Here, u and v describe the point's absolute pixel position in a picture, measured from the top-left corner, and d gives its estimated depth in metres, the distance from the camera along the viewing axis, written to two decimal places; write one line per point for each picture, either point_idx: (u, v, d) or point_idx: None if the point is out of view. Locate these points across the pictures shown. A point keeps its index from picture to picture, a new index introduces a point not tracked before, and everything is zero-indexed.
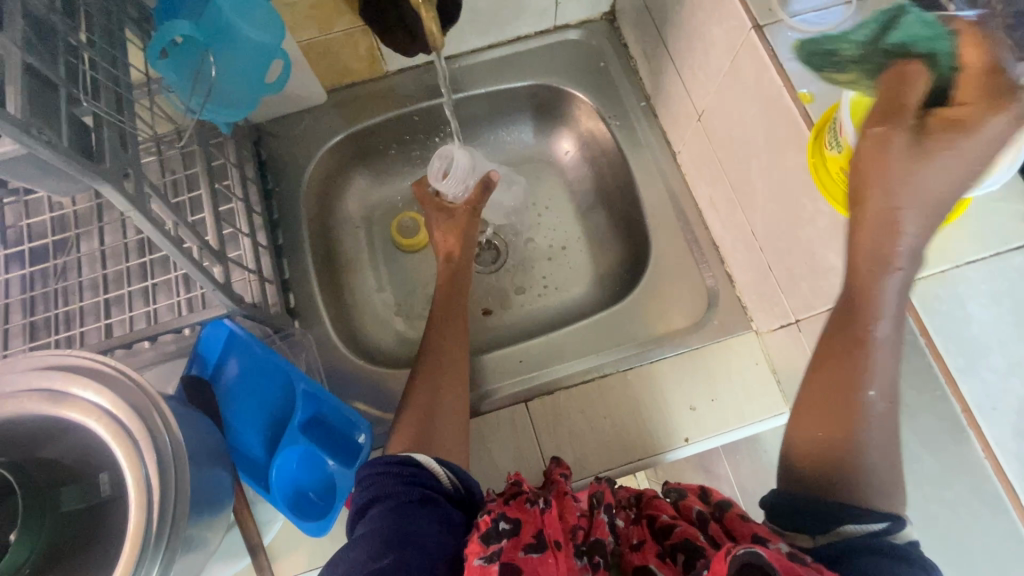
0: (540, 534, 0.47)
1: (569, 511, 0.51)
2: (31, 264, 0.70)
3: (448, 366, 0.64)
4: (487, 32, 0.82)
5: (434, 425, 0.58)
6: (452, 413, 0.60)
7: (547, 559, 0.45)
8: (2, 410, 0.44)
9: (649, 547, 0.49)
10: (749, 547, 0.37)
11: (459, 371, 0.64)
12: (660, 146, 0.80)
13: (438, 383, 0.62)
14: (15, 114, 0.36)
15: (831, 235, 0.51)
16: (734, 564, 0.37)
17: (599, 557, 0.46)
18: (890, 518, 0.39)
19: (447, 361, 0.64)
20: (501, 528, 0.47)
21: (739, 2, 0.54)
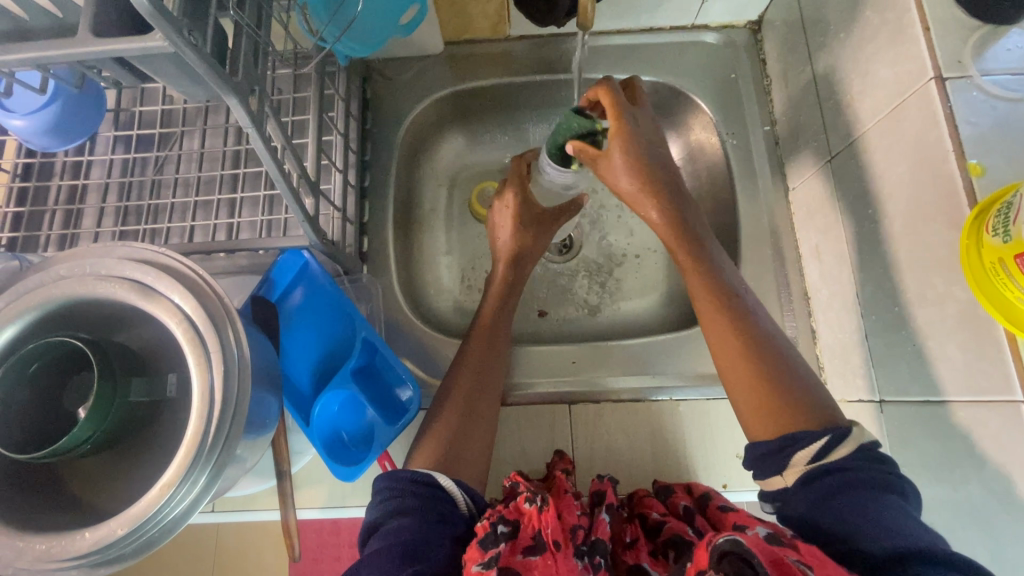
0: (537, 536, 0.47)
1: (568, 511, 0.52)
2: (135, 151, 0.73)
3: (482, 385, 0.62)
4: (622, 16, 0.78)
5: (459, 450, 0.57)
6: (479, 436, 0.59)
7: (546, 562, 0.46)
8: (93, 289, 0.45)
9: (642, 546, 0.54)
10: (730, 536, 0.38)
11: (493, 390, 0.62)
12: (772, 177, 0.75)
13: (468, 402, 0.60)
14: (172, 10, 0.36)
15: (959, 325, 0.46)
16: (716, 555, 0.37)
17: (599, 558, 0.48)
18: (825, 431, 0.47)
19: (482, 379, 0.62)
20: (499, 532, 0.47)
21: (924, 46, 0.49)
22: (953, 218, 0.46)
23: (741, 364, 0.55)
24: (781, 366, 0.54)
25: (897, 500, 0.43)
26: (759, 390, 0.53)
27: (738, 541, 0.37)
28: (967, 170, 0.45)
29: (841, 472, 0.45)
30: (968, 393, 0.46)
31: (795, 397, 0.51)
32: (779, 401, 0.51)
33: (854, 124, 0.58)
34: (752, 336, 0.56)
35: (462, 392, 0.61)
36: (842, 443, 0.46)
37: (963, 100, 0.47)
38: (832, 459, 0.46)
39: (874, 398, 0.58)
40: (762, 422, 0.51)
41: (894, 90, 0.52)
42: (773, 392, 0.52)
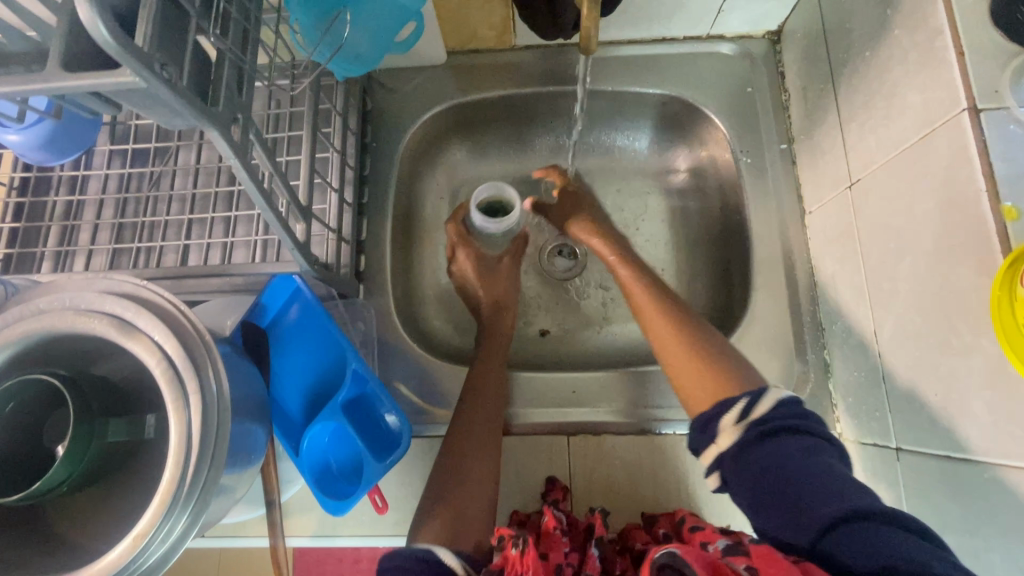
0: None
1: (556, 551, 0.49)
2: (131, 165, 0.72)
3: (475, 444, 0.58)
4: (633, 26, 0.74)
5: (467, 515, 0.53)
6: (480, 500, 0.55)
7: None
8: (71, 326, 0.43)
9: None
10: (665, 550, 0.38)
11: (490, 447, 0.59)
12: (788, 198, 0.71)
13: (464, 465, 0.57)
14: (142, 46, 0.34)
15: (987, 379, 0.42)
16: (654, 568, 0.38)
17: None
18: (745, 394, 0.49)
19: (474, 436, 0.59)
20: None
21: (958, 74, 0.45)
22: (984, 264, 0.42)
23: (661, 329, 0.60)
24: (700, 332, 0.58)
25: (830, 460, 0.43)
26: (683, 353, 0.56)
27: (674, 553, 0.37)
28: (1002, 214, 0.41)
29: (781, 436, 0.45)
30: (997, 455, 0.42)
31: (712, 358, 0.55)
32: (706, 361, 0.55)
33: (879, 149, 0.55)
34: (667, 304, 0.62)
35: (455, 455, 0.57)
36: (763, 400, 0.48)
37: (999, 135, 0.43)
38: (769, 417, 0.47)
39: (891, 444, 0.54)
40: (695, 384, 0.54)
41: (922, 118, 0.48)
42: (696, 353, 0.56)
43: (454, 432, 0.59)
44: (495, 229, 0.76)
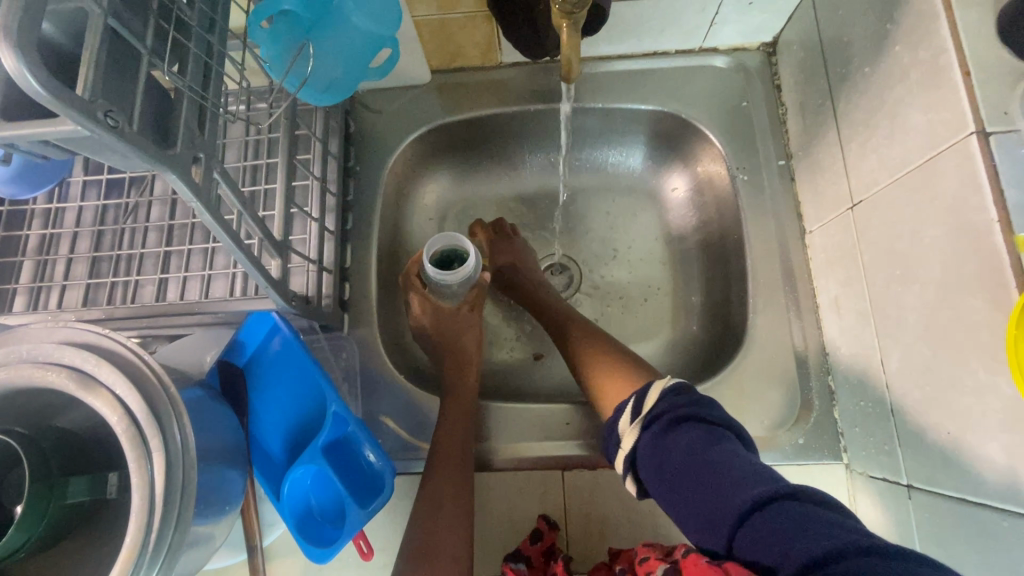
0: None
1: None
2: (107, 196, 0.69)
3: (442, 517, 0.54)
4: (623, 41, 0.71)
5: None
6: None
7: None
8: (27, 380, 0.41)
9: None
10: None
11: (457, 517, 0.55)
12: (788, 218, 0.68)
13: (432, 541, 0.53)
14: (83, 93, 0.31)
15: (1003, 422, 0.40)
16: None
17: None
18: (632, 395, 0.54)
19: (441, 505, 0.55)
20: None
21: (965, 94, 0.42)
22: (998, 299, 0.39)
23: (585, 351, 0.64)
24: (616, 352, 0.62)
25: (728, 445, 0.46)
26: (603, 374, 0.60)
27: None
28: (1015, 245, 0.38)
29: (682, 427, 0.48)
30: (1016, 503, 0.39)
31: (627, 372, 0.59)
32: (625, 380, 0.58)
33: (881, 170, 0.52)
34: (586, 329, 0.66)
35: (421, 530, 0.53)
36: (650, 394, 0.53)
37: (1011, 159, 0.40)
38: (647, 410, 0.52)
39: (902, 481, 0.51)
40: (615, 397, 0.57)
41: (927, 140, 0.46)
42: (612, 369, 0.60)
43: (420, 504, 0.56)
44: (451, 280, 0.65)
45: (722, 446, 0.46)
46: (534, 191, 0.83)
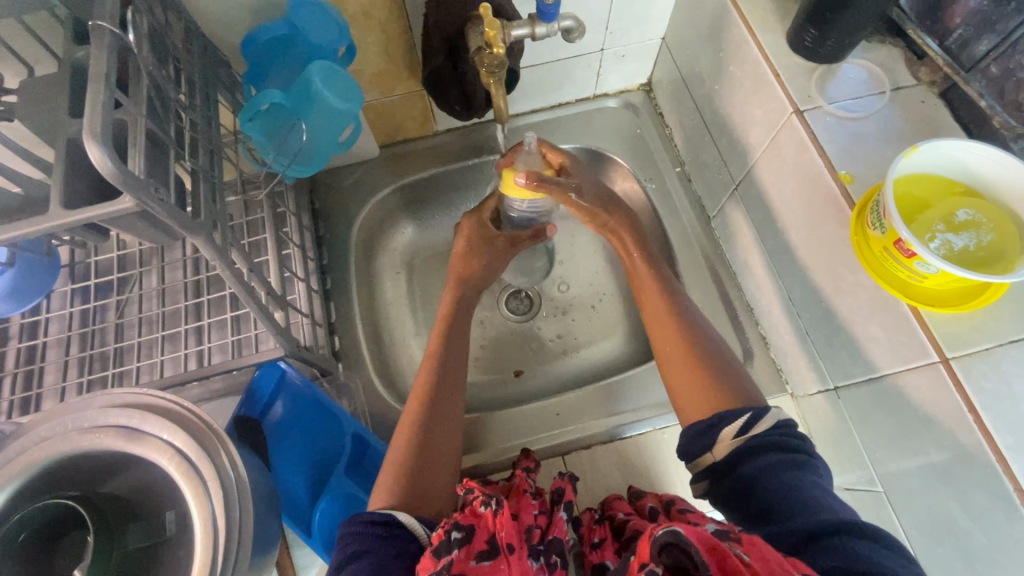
0: (492, 540, 0.47)
1: (526, 512, 0.54)
2: (95, 299, 0.74)
3: (442, 418, 0.60)
4: (533, 98, 0.88)
5: (424, 463, 0.56)
6: (441, 471, 0.56)
7: (500, 566, 0.46)
8: (81, 444, 0.46)
9: (608, 545, 0.56)
10: (668, 527, 0.40)
11: (453, 413, 0.61)
12: (693, 211, 0.84)
13: (432, 439, 0.58)
14: (139, 173, 0.40)
15: (873, 307, 0.52)
16: (656, 546, 0.40)
17: (555, 557, 0.51)
18: (746, 410, 0.50)
19: (443, 410, 0.60)
20: (453, 538, 0.46)
21: (781, 89, 0.59)
22: (841, 219, 0.54)
23: (675, 347, 0.59)
24: (715, 357, 0.58)
25: (812, 477, 0.47)
26: (698, 379, 0.56)
27: (677, 531, 0.39)
28: (840, 180, 0.54)
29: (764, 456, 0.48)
30: (898, 364, 0.51)
31: (726, 380, 0.55)
32: (716, 388, 0.55)
33: (747, 154, 0.68)
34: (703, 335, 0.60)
35: (419, 426, 0.58)
36: (764, 418, 0.50)
37: (821, 125, 0.56)
38: (756, 433, 0.49)
39: (830, 385, 0.62)
40: (697, 403, 0.55)
41: (767, 125, 0.62)
42: (706, 377, 0.56)
43: (423, 403, 0.60)
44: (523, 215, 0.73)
45: (800, 474, 0.46)
46: None
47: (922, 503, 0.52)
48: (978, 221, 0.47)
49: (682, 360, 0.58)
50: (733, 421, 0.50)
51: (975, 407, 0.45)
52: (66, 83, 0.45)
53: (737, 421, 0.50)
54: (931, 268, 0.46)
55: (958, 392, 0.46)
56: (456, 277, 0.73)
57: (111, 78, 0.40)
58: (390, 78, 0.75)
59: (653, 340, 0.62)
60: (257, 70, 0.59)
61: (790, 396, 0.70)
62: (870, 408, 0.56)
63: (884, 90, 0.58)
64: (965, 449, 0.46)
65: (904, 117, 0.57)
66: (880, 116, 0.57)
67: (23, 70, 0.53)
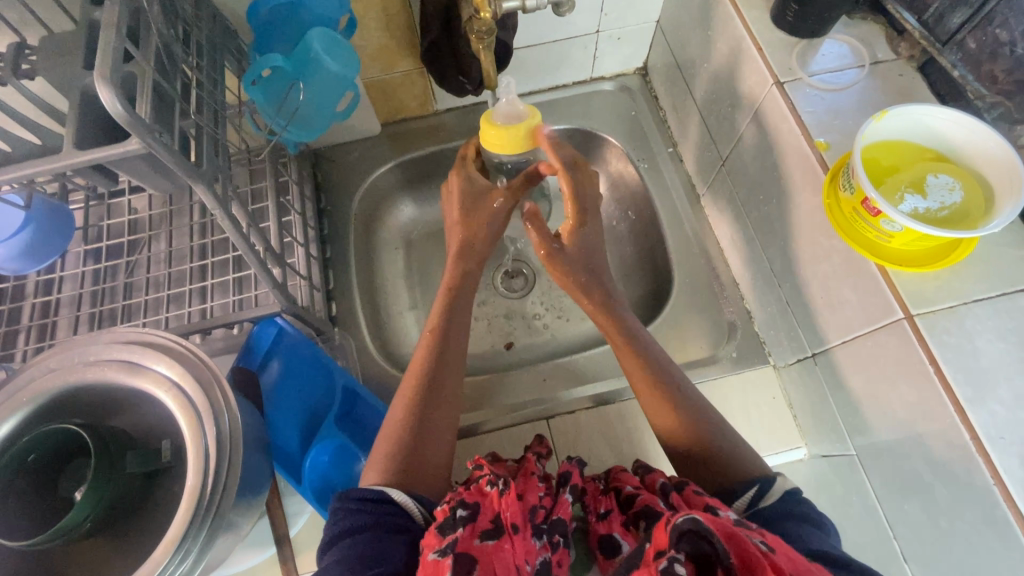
0: (496, 519, 0.44)
1: (530, 491, 0.49)
2: (105, 260, 0.77)
3: (440, 404, 0.56)
4: (531, 79, 0.90)
5: (417, 448, 0.52)
6: (440, 456, 0.53)
7: (503, 546, 0.43)
8: (85, 375, 0.49)
9: (615, 517, 0.53)
10: (689, 516, 0.39)
11: (451, 396, 0.57)
12: (684, 190, 0.85)
13: (429, 423, 0.54)
14: (145, 117, 0.43)
15: (844, 270, 0.54)
16: (677, 534, 0.39)
17: (559, 536, 0.47)
18: (753, 482, 0.49)
19: (439, 393, 0.56)
20: (459, 516, 0.44)
21: (763, 62, 0.61)
22: (816, 184, 0.56)
23: (669, 419, 0.56)
24: (703, 417, 0.55)
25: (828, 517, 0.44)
26: (702, 454, 0.53)
27: (698, 520, 0.39)
28: (817, 147, 0.55)
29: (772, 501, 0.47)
30: (868, 324, 0.52)
31: (727, 449, 0.52)
32: (719, 466, 0.52)
33: (733, 130, 0.70)
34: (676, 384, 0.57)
35: (416, 408, 0.54)
36: (769, 492, 0.48)
37: (800, 95, 0.58)
38: (762, 506, 0.48)
39: (807, 353, 0.64)
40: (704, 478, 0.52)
41: (751, 98, 0.64)
42: (704, 441, 0.53)
43: (419, 388, 0.56)
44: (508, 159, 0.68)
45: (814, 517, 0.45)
46: None
47: (891, 459, 0.53)
48: (944, 184, 0.48)
49: (679, 431, 0.55)
50: (738, 495, 0.49)
51: (936, 359, 0.47)
52: (83, 39, 0.48)
53: (744, 495, 0.49)
54: (896, 226, 0.47)
55: (921, 346, 0.47)
56: (456, 250, 0.65)
57: (121, 29, 0.43)
58: (391, 54, 0.78)
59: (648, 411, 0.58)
60: (262, 38, 0.63)
61: (772, 367, 0.72)
62: (844, 372, 0.58)
63: (864, 64, 0.60)
64: (927, 402, 0.47)
65: (882, 90, 0.58)
66: (858, 88, 0.58)
67: (44, 32, 0.57)
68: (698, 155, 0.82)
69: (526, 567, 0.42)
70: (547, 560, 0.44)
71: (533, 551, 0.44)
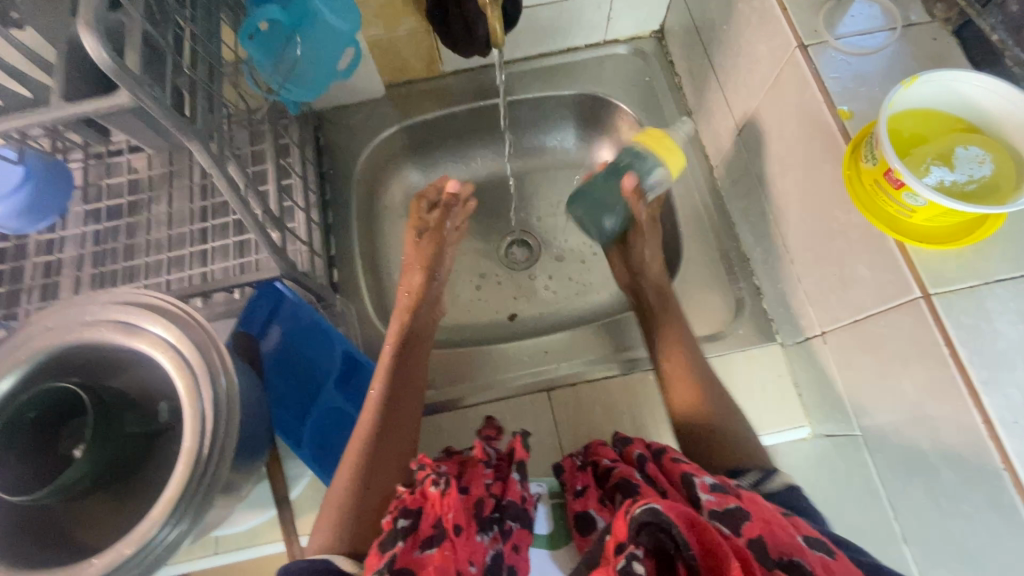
0: (438, 523, 0.45)
1: (474, 483, 0.50)
2: (106, 220, 0.76)
3: (398, 429, 0.59)
4: (541, 41, 0.86)
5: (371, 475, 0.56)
6: (403, 446, 0.59)
7: (443, 553, 0.44)
8: (82, 336, 0.49)
9: (591, 492, 0.53)
10: (645, 507, 0.38)
11: (408, 424, 0.60)
12: (697, 161, 0.83)
13: (395, 414, 0.60)
14: (134, 68, 0.41)
15: (862, 246, 0.52)
16: (635, 528, 0.38)
17: (511, 523, 0.48)
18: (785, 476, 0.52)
19: (398, 419, 0.60)
20: (399, 528, 0.46)
21: (787, 23, 0.57)
22: (837, 155, 0.53)
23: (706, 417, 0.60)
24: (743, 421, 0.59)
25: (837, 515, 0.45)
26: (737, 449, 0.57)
27: (656, 510, 0.38)
28: (839, 116, 0.52)
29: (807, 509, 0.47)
30: (883, 303, 0.51)
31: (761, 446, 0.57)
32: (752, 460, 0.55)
33: (752, 98, 0.67)
34: (707, 382, 0.63)
35: (372, 435, 0.58)
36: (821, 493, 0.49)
37: (825, 59, 0.55)
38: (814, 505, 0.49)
39: (817, 331, 0.62)
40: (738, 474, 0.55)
41: (772, 63, 0.61)
42: (739, 439, 0.58)
43: (379, 414, 0.60)
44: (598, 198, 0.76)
45: None
46: (487, 176, 0.95)
47: (898, 440, 0.52)
48: (975, 156, 0.46)
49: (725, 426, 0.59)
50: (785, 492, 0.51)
51: (952, 341, 0.45)
52: None
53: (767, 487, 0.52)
54: (919, 200, 0.45)
55: (937, 326, 0.46)
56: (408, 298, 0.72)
57: None
58: (395, 11, 0.75)
59: (680, 406, 0.62)
60: None
61: (779, 345, 0.70)
62: (854, 351, 0.56)
63: (895, 27, 0.56)
64: (941, 384, 0.46)
65: (913, 55, 0.55)
66: (886, 53, 0.55)
67: None
68: (713, 124, 0.79)
69: (470, 569, 0.44)
70: (496, 552, 0.46)
71: (478, 550, 0.45)
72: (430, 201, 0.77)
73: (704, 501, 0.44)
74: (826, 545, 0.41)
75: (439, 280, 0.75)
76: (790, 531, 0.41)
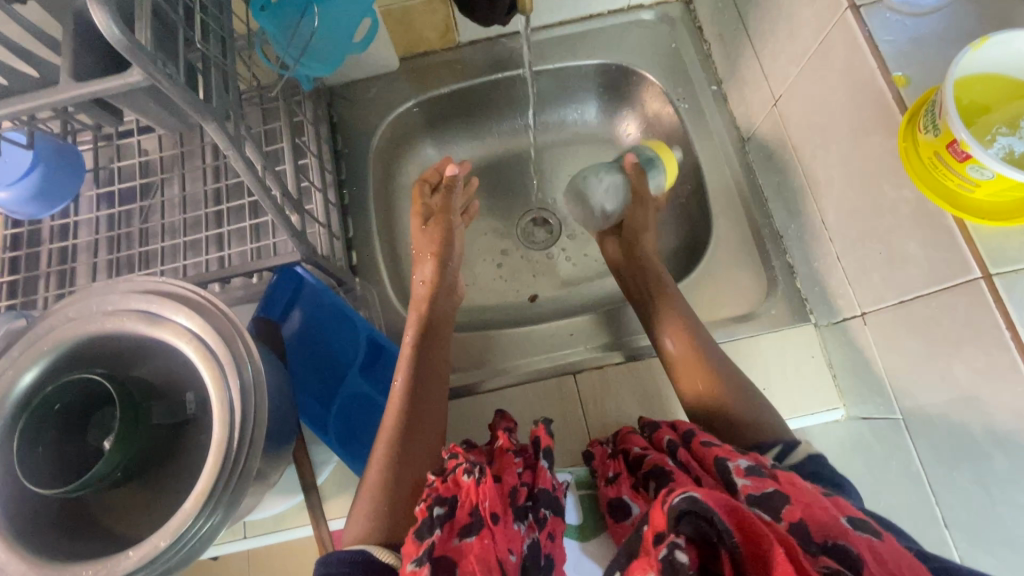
0: (475, 511, 0.44)
1: (508, 471, 0.49)
2: (119, 204, 0.75)
3: (425, 420, 0.58)
4: (562, 6, 0.82)
5: (400, 469, 0.55)
6: (430, 433, 0.58)
7: (483, 542, 0.42)
8: (105, 325, 0.48)
9: (623, 479, 0.52)
10: (685, 495, 0.36)
11: (434, 416, 0.59)
12: (727, 133, 0.79)
13: (422, 400, 0.59)
14: (145, 42, 0.38)
15: (914, 223, 0.49)
16: (674, 517, 0.36)
17: (545, 511, 0.47)
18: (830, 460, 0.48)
19: (423, 411, 0.59)
20: (436, 515, 0.44)
21: None
22: (890, 126, 0.50)
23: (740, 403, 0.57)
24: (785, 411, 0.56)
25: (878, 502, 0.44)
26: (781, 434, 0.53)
27: (695, 498, 0.35)
28: (894, 83, 0.49)
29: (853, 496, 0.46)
30: (937, 283, 0.48)
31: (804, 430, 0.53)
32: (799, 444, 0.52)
33: (791, 65, 0.63)
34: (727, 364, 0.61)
35: (398, 428, 0.57)
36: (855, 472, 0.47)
37: (878, 21, 0.51)
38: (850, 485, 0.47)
39: (857, 311, 0.60)
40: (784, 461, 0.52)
41: (817, 26, 0.57)
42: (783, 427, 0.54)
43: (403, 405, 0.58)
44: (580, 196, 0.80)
45: (882, 502, 0.43)
46: (504, 152, 0.92)
47: (945, 426, 0.51)
48: None
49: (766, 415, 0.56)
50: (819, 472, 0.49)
51: (1013, 323, 0.42)
52: None
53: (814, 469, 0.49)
54: (986, 173, 0.42)
55: (997, 308, 0.43)
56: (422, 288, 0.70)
57: None
58: None
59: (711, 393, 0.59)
60: None
61: (814, 325, 0.68)
62: (898, 333, 0.54)
63: None
64: (1000, 368, 0.44)
65: (975, 15, 0.51)
66: (945, 13, 0.51)
67: None
68: (745, 94, 0.75)
69: (510, 557, 0.43)
70: (532, 541, 0.45)
71: (516, 539, 0.44)
72: (432, 184, 0.77)
73: (742, 487, 0.42)
74: (875, 527, 0.37)
75: (452, 266, 0.73)
76: (831, 514, 0.38)
